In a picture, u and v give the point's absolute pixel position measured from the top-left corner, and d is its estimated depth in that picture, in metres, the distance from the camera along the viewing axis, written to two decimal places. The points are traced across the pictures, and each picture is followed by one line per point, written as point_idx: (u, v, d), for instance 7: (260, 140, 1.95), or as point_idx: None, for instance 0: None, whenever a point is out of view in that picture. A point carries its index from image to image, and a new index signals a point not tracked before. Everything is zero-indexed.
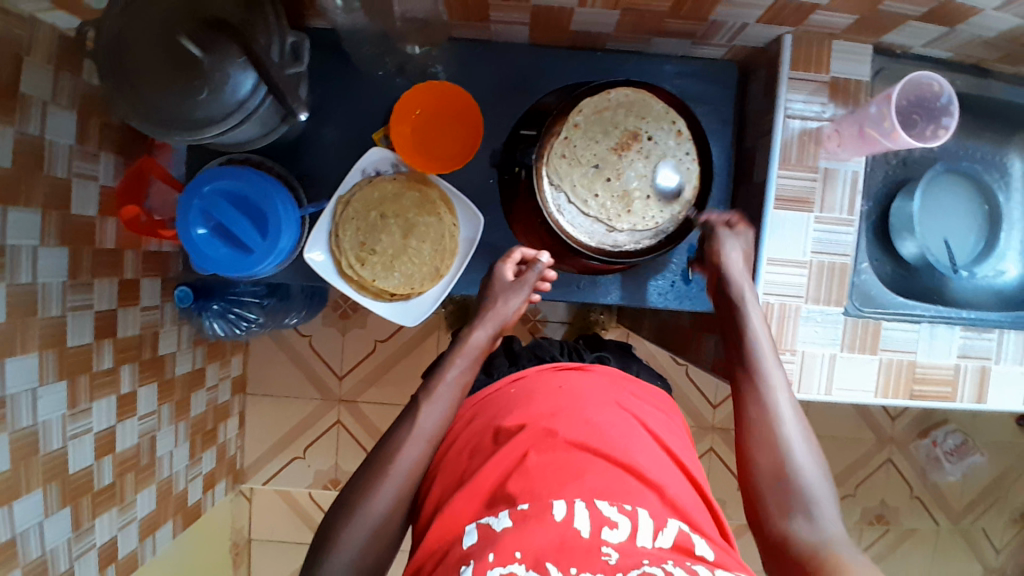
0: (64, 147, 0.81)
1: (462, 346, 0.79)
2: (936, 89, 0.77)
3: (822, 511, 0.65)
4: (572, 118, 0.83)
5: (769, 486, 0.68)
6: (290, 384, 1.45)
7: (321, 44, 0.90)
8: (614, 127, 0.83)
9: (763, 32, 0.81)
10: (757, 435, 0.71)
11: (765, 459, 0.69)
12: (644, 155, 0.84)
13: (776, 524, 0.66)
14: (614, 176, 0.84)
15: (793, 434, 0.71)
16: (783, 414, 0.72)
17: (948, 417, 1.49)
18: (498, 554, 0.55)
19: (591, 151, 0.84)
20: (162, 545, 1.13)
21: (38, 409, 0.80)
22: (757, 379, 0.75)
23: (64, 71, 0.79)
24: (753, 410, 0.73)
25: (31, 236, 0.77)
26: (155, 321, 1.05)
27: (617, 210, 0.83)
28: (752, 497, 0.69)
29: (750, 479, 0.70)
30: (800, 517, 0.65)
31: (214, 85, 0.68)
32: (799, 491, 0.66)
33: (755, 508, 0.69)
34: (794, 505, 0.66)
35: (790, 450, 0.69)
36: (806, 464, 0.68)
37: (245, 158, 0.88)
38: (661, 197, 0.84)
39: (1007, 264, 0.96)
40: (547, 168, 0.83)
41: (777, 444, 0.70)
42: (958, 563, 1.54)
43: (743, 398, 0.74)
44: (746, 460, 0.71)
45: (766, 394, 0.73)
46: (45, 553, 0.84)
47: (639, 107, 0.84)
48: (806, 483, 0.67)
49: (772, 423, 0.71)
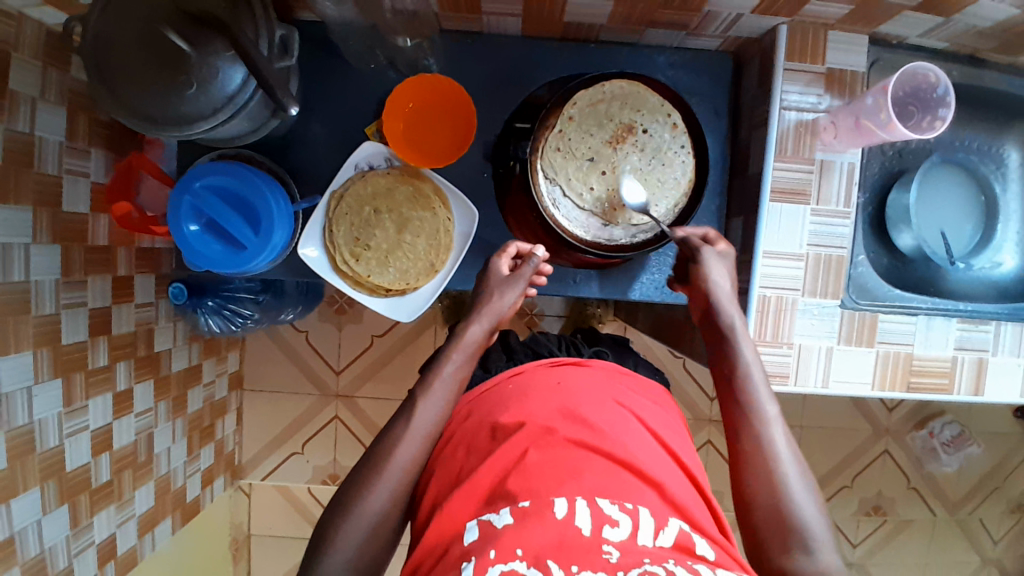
0: (55, 144, 0.80)
1: (458, 342, 0.79)
2: (933, 80, 0.76)
3: (820, 546, 0.65)
4: (566, 110, 0.83)
5: (769, 522, 0.66)
6: (287, 379, 1.45)
7: (311, 39, 0.90)
8: (608, 120, 0.83)
9: (757, 23, 0.81)
10: (753, 469, 0.69)
11: (763, 495, 0.67)
12: (639, 148, 0.84)
13: (776, 560, 0.65)
14: (610, 169, 0.84)
15: (789, 468, 0.69)
16: (779, 447, 0.70)
17: (945, 408, 1.49)
18: (498, 551, 0.54)
19: (586, 145, 0.83)
20: (161, 541, 1.13)
21: (33, 408, 0.80)
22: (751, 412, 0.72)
23: (52, 67, 0.78)
24: (749, 443, 0.71)
25: (22, 234, 0.76)
26: (150, 318, 1.05)
27: (612, 204, 0.84)
28: (750, 530, 0.68)
29: (747, 513, 0.68)
30: (799, 553, 0.64)
31: (201, 80, 0.67)
32: (799, 527, 0.65)
33: (752, 540, 0.68)
34: (794, 542, 0.65)
35: (788, 485, 0.67)
36: (804, 498, 0.67)
37: (236, 153, 0.87)
38: (656, 189, 0.84)
39: (1004, 256, 0.96)
40: (542, 161, 0.83)
41: (774, 479, 0.68)
42: (954, 553, 1.55)
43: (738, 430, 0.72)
44: (742, 493, 0.69)
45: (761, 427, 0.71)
46: (44, 551, 0.84)
47: (633, 99, 0.83)
48: (805, 519, 0.66)
49: (768, 459, 0.69)
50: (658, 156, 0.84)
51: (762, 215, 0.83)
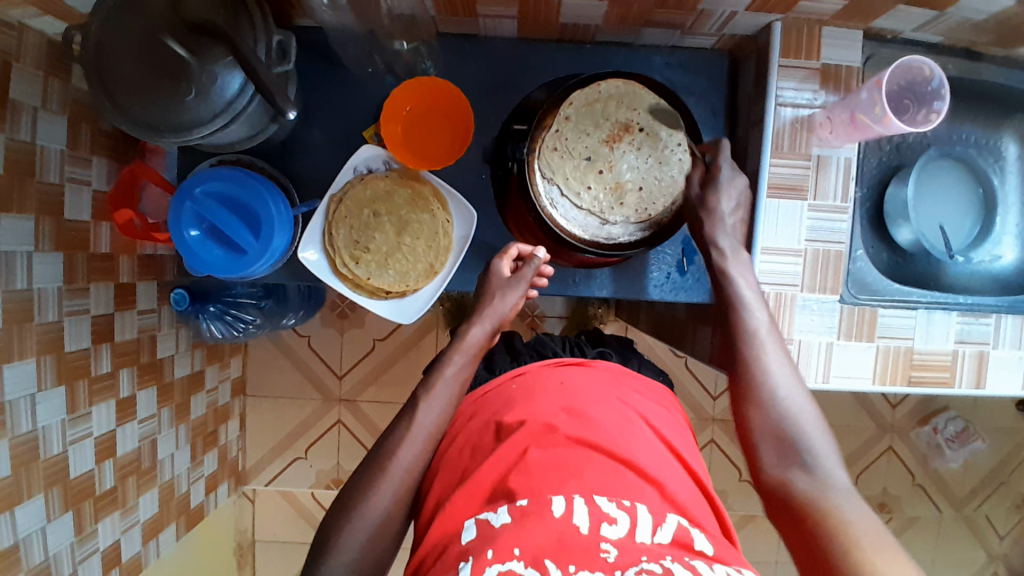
0: (56, 153, 0.81)
1: (460, 344, 0.79)
2: (927, 73, 0.77)
3: (820, 462, 0.67)
4: (563, 110, 0.83)
5: (768, 441, 0.70)
6: (289, 385, 1.45)
7: (308, 44, 0.90)
8: (604, 119, 0.83)
9: (752, 20, 0.81)
10: (750, 394, 0.73)
11: (760, 417, 0.71)
12: (636, 147, 0.84)
13: (774, 474, 0.68)
14: (606, 168, 0.83)
15: (787, 392, 0.72)
16: (776, 375, 0.73)
17: (949, 404, 1.48)
18: (497, 551, 0.54)
19: (583, 143, 0.83)
20: (166, 547, 1.13)
21: (37, 414, 0.81)
22: (748, 342, 0.76)
23: (53, 77, 0.79)
24: (745, 371, 0.74)
25: (25, 242, 0.77)
26: (153, 325, 1.05)
27: (610, 203, 0.84)
28: (751, 450, 0.71)
29: (748, 434, 0.72)
30: (796, 467, 0.67)
31: (202, 88, 0.68)
32: (796, 443, 0.69)
33: (752, 458, 0.71)
34: (792, 456, 0.68)
35: (785, 406, 0.71)
36: (801, 420, 0.70)
37: (236, 159, 0.88)
38: (654, 187, 0.84)
39: (1004, 249, 0.96)
40: (539, 161, 0.83)
41: (770, 401, 0.71)
42: (960, 550, 1.54)
43: (736, 361, 0.76)
44: (741, 418, 0.73)
45: (759, 356, 0.75)
46: (48, 557, 0.84)
47: (629, 98, 0.83)
48: (802, 436, 0.69)
49: (765, 384, 0.73)
50: (654, 155, 0.84)
51: (760, 212, 0.84)
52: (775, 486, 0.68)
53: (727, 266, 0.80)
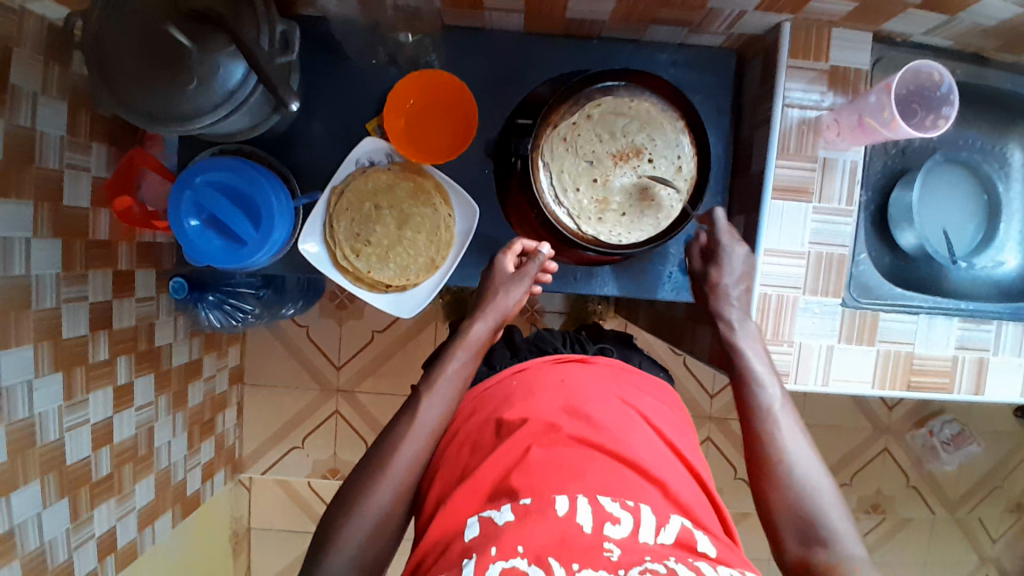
0: (55, 139, 0.80)
1: (463, 340, 0.79)
2: (937, 78, 0.76)
3: (843, 539, 0.65)
4: (587, 108, 0.82)
5: (788, 521, 0.68)
6: (287, 374, 1.45)
7: (312, 34, 0.89)
8: (622, 134, 0.82)
9: (761, 20, 0.80)
10: (766, 471, 0.71)
11: (778, 495, 0.69)
12: (637, 173, 0.83)
13: (797, 555, 0.66)
14: (602, 178, 0.83)
15: (804, 468, 0.70)
16: (791, 449, 0.71)
17: (945, 407, 1.49)
18: (500, 548, 0.54)
19: (591, 148, 0.83)
20: (162, 535, 1.14)
21: (34, 401, 0.80)
22: (761, 416, 0.74)
23: (53, 62, 0.78)
24: (759, 444, 0.73)
25: (24, 229, 0.76)
26: (151, 313, 1.05)
27: (590, 211, 0.83)
28: (772, 530, 0.69)
29: (766, 513, 0.70)
30: (819, 548, 0.65)
31: (203, 77, 0.67)
32: (816, 523, 0.67)
33: (773, 538, 0.69)
34: (814, 537, 0.66)
35: (803, 483, 0.69)
36: (820, 496, 0.68)
37: (236, 149, 0.87)
38: (635, 215, 0.84)
39: (1007, 255, 0.96)
40: (544, 147, 0.83)
41: (787, 479, 0.69)
42: (952, 552, 1.55)
43: (750, 435, 0.74)
44: (759, 496, 0.71)
45: (773, 430, 0.73)
46: (44, 544, 0.84)
47: (654, 127, 0.83)
48: (823, 517, 0.67)
49: (780, 461, 0.71)
50: (648, 189, 0.84)
51: (763, 214, 0.83)
52: (799, 568, 0.66)
53: (738, 341, 0.80)
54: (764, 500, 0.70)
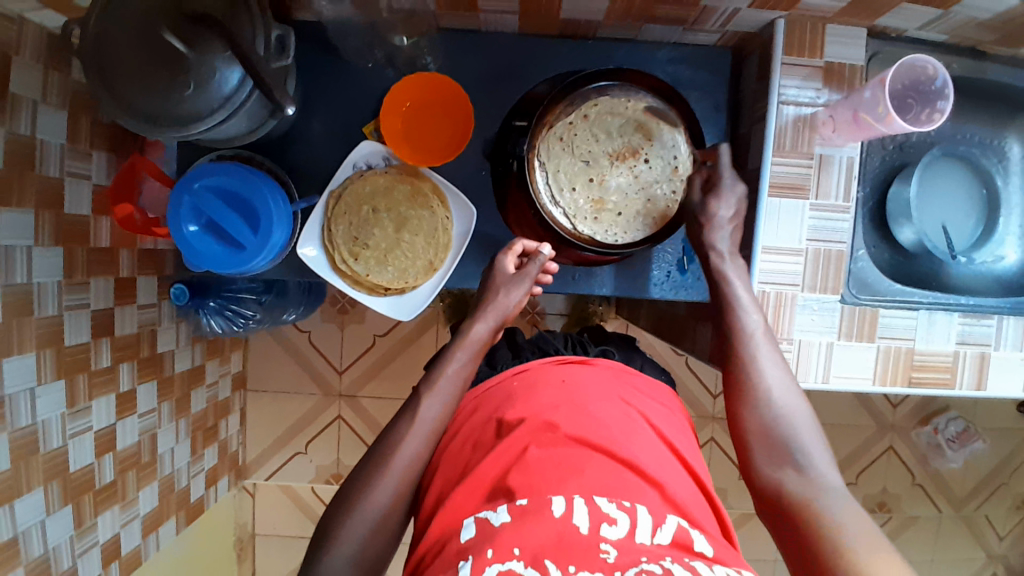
0: (56, 147, 0.81)
1: (463, 340, 0.79)
2: (931, 72, 0.76)
3: (813, 462, 0.67)
4: (584, 107, 0.82)
5: (759, 441, 0.70)
6: (290, 379, 1.45)
7: (309, 38, 0.90)
8: (618, 135, 0.83)
9: (755, 17, 0.81)
10: (743, 397, 0.72)
11: (753, 418, 0.71)
12: (633, 174, 0.83)
13: (767, 476, 0.68)
14: (597, 179, 0.83)
15: (780, 392, 0.72)
16: (770, 378, 0.73)
17: (949, 404, 1.48)
18: (497, 550, 0.54)
19: (588, 147, 0.83)
20: (166, 541, 1.14)
21: (37, 408, 0.81)
22: (742, 343, 0.75)
23: (53, 71, 0.79)
24: (740, 371, 0.74)
25: (25, 236, 0.77)
26: (153, 319, 1.05)
27: (585, 211, 0.83)
28: (743, 451, 0.71)
29: (740, 436, 0.71)
30: (789, 469, 0.67)
31: (199, 81, 0.67)
32: (789, 444, 0.68)
33: (745, 460, 0.71)
34: (786, 457, 0.68)
35: (778, 407, 0.71)
36: (795, 422, 0.70)
37: (236, 154, 0.88)
38: (631, 216, 0.84)
39: (1007, 250, 0.95)
40: (541, 146, 0.82)
41: (764, 403, 0.71)
42: (959, 550, 1.54)
43: (729, 362, 0.76)
44: (734, 419, 0.73)
45: (753, 357, 0.74)
46: (47, 552, 0.85)
47: (650, 127, 0.83)
48: (796, 439, 0.68)
49: (759, 386, 0.72)
50: (643, 189, 0.84)
51: (760, 211, 0.83)
52: (766, 487, 0.67)
53: (727, 270, 0.80)
54: (739, 422, 0.72)
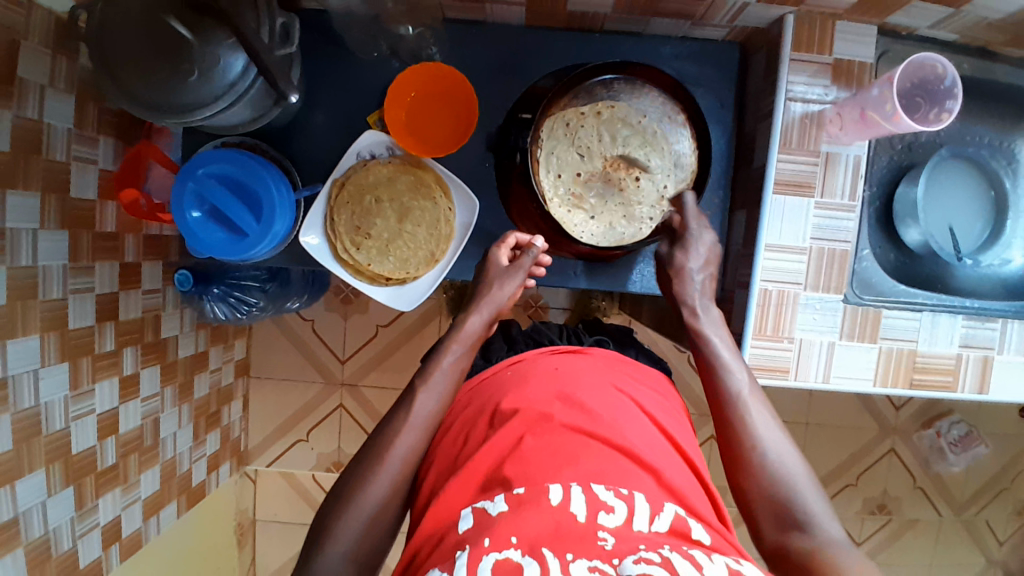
0: (63, 132, 0.81)
1: (458, 333, 0.79)
2: (940, 71, 0.75)
3: (818, 520, 0.65)
4: (599, 105, 0.84)
5: (763, 506, 0.68)
6: (292, 367, 1.46)
7: (314, 27, 0.90)
8: (621, 142, 0.84)
9: (763, 12, 0.80)
10: (741, 460, 0.71)
11: (753, 482, 0.69)
12: (619, 183, 0.85)
13: (775, 541, 0.66)
14: (585, 176, 0.84)
15: (775, 450, 0.71)
16: (763, 436, 0.71)
17: (952, 408, 1.47)
18: (493, 540, 0.53)
19: (588, 144, 0.84)
20: (166, 525, 1.15)
21: (40, 390, 0.81)
22: (733, 404, 0.74)
23: (61, 56, 0.79)
24: (731, 430, 0.73)
25: (30, 220, 0.77)
26: (157, 305, 1.06)
27: (561, 200, 0.84)
28: (750, 517, 0.69)
29: (744, 501, 0.70)
30: (796, 531, 0.65)
31: (204, 68, 0.67)
32: (792, 505, 0.66)
33: (753, 525, 0.69)
34: (792, 521, 0.66)
35: (775, 466, 0.69)
36: (794, 479, 0.68)
37: (240, 141, 0.88)
38: (602, 225, 0.85)
39: (1014, 253, 0.94)
40: (545, 124, 0.83)
41: (760, 465, 0.70)
42: (958, 555, 1.54)
43: (720, 424, 0.74)
44: (734, 482, 0.71)
45: (744, 416, 0.73)
46: (48, 532, 0.85)
47: (652, 148, 0.85)
48: (798, 498, 0.67)
49: (753, 447, 0.71)
50: (624, 196, 0.85)
51: (764, 209, 0.83)
52: (778, 552, 0.65)
53: (701, 325, 0.81)
54: (739, 488, 0.70)
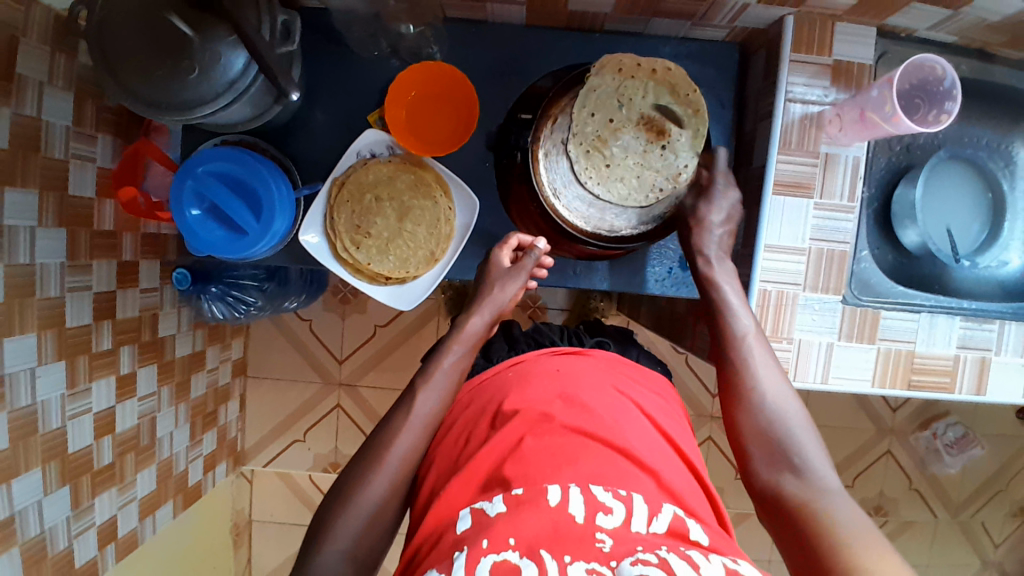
0: (62, 129, 0.81)
1: (458, 334, 0.79)
2: (939, 73, 0.76)
3: (810, 465, 0.66)
4: (655, 66, 0.82)
5: (758, 446, 0.69)
6: (290, 367, 1.46)
7: (315, 25, 0.90)
8: (662, 109, 0.82)
9: (763, 13, 0.80)
10: (739, 400, 0.72)
11: (748, 420, 0.71)
12: (649, 141, 0.82)
13: (765, 480, 0.68)
14: (618, 126, 0.82)
15: (775, 395, 0.72)
16: (764, 381, 0.72)
17: (949, 409, 1.47)
18: (491, 541, 0.53)
19: (632, 99, 0.82)
20: (162, 525, 1.14)
21: (37, 389, 0.81)
22: (736, 347, 0.75)
23: (60, 53, 0.79)
24: (733, 374, 0.74)
25: (28, 217, 0.77)
26: (154, 304, 1.05)
27: (587, 140, 0.82)
28: (743, 456, 0.71)
29: (738, 440, 0.71)
30: (787, 473, 0.66)
31: (204, 66, 0.67)
32: (786, 448, 0.68)
33: (745, 464, 0.70)
34: (784, 463, 0.67)
35: (774, 410, 0.70)
36: (791, 423, 0.70)
37: (239, 140, 0.88)
38: (615, 179, 0.82)
39: (1011, 254, 0.95)
40: (598, 70, 0.82)
41: (759, 408, 0.71)
42: (954, 556, 1.54)
43: (723, 367, 0.76)
44: (730, 422, 0.73)
45: (747, 361, 0.74)
46: (44, 531, 0.85)
47: (692, 123, 0.82)
48: (793, 442, 0.68)
49: (753, 391, 0.72)
50: (641, 165, 0.82)
51: (764, 209, 0.83)
52: (766, 491, 0.67)
53: (712, 273, 0.81)
54: (735, 427, 0.72)
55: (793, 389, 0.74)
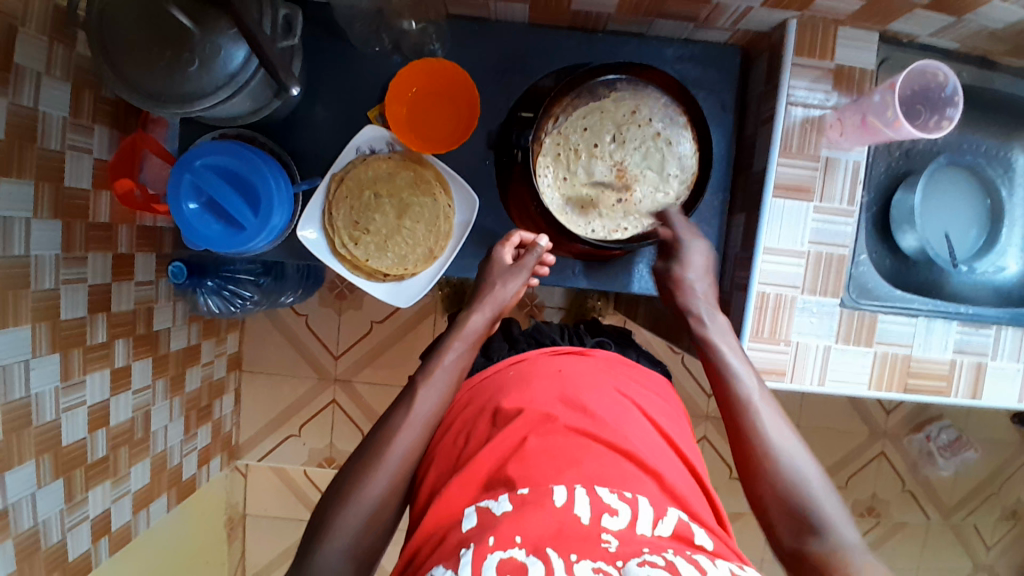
0: (58, 120, 0.80)
1: (459, 331, 0.79)
2: (941, 79, 0.76)
3: (833, 527, 0.66)
4: (664, 121, 0.85)
5: (780, 513, 0.69)
6: (286, 362, 1.45)
7: (316, 21, 0.89)
8: (643, 160, 0.85)
9: (767, 16, 0.80)
10: (754, 464, 0.72)
11: (767, 487, 0.70)
12: (617, 172, 0.84)
13: (794, 546, 0.67)
14: (602, 149, 0.84)
15: (790, 457, 0.71)
16: (778, 445, 0.72)
17: (943, 412, 1.48)
18: (497, 538, 0.53)
19: (625, 139, 0.84)
20: (156, 518, 1.14)
21: (30, 381, 0.80)
22: (744, 411, 0.75)
23: (58, 43, 0.78)
24: (745, 439, 0.73)
25: (24, 208, 0.76)
26: (150, 297, 1.05)
27: (572, 141, 0.84)
28: (768, 524, 0.70)
29: (760, 506, 0.71)
30: (812, 537, 0.66)
31: (205, 58, 0.67)
32: (806, 512, 0.67)
33: (770, 531, 0.70)
34: (807, 527, 0.67)
35: (791, 473, 0.70)
36: (810, 487, 0.69)
37: (237, 133, 0.87)
38: (568, 189, 0.85)
39: (1008, 261, 0.95)
40: (621, 95, 0.84)
41: (775, 472, 0.70)
42: (945, 558, 1.56)
43: (735, 432, 0.75)
44: (750, 488, 0.72)
45: (758, 425, 0.74)
46: (37, 524, 0.84)
47: (659, 184, 0.86)
48: (812, 504, 0.68)
49: (767, 455, 0.71)
50: (596, 191, 0.85)
51: (763, 212, 0.83)
52: (795, 556, 0.66)
53: (705, 334, 0.82)
54: (756, 494, 0.71)
55: (808, 446, 0.73)
